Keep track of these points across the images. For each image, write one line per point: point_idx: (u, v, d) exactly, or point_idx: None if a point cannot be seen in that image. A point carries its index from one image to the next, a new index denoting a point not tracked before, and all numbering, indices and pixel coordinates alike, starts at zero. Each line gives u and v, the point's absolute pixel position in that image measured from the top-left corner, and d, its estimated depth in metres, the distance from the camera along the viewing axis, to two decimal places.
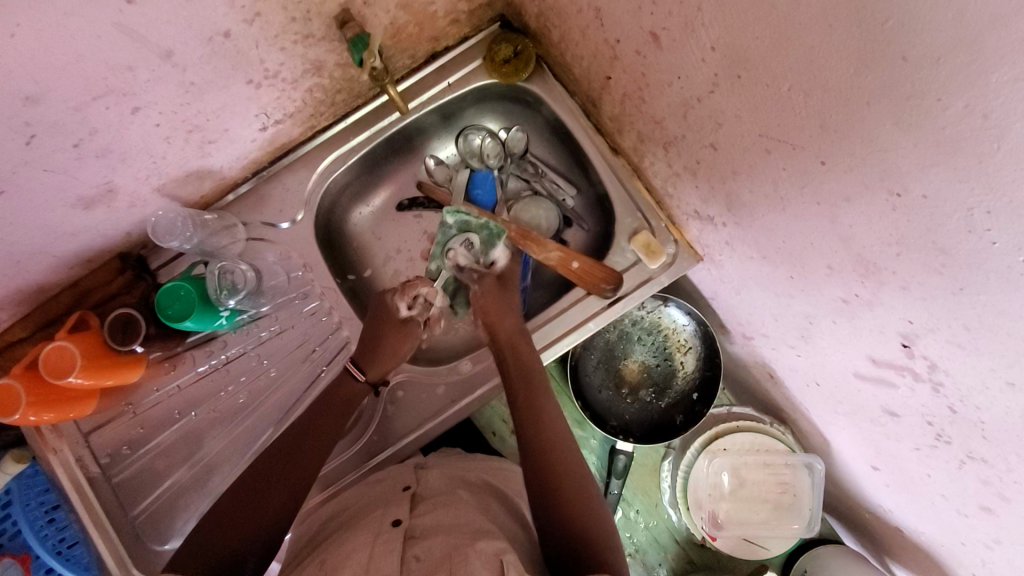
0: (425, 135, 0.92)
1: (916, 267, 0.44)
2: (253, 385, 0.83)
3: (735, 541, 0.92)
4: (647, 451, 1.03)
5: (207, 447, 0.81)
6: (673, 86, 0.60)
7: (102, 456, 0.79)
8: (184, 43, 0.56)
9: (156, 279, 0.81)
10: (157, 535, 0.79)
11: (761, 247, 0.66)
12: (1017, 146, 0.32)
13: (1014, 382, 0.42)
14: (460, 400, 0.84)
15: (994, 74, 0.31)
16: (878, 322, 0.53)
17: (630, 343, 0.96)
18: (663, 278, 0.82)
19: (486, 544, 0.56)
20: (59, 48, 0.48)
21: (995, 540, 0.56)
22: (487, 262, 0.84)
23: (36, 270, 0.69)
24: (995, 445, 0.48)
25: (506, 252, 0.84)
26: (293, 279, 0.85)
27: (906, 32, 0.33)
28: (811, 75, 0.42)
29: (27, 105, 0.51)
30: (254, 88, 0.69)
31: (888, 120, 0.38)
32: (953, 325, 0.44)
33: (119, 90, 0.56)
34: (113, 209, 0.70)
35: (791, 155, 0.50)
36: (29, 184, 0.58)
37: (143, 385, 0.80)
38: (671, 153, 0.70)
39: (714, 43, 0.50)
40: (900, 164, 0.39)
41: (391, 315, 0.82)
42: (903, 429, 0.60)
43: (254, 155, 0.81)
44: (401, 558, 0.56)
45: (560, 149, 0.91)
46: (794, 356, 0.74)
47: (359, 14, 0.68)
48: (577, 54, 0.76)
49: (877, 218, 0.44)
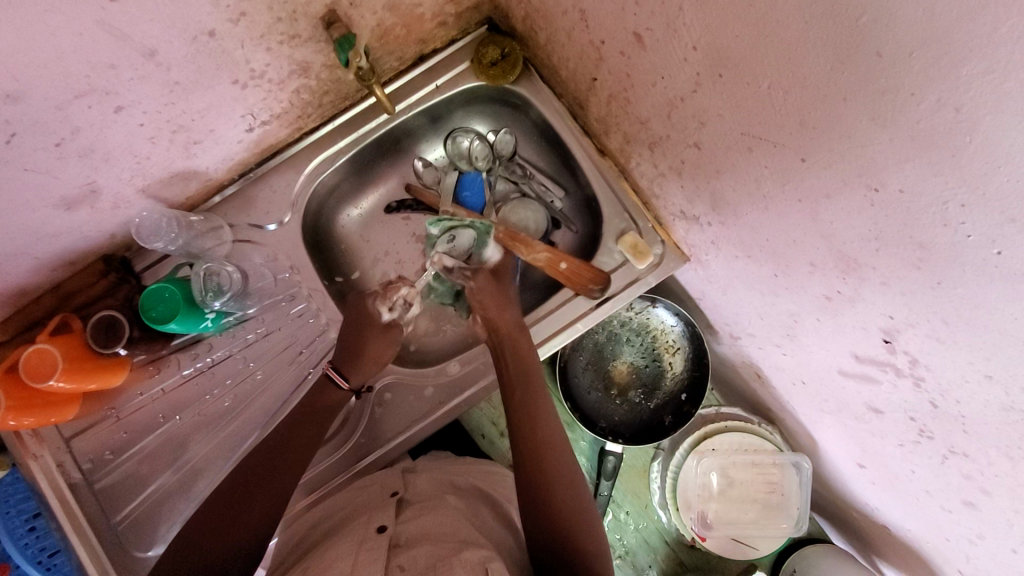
0: (412, 137, 0.92)
1: (896, 262, 0.44)
2: (238, 389, 0.82)
3: (724, 541, 0.92)
4: (636, 452, 1.03)
5: (191, 451, 0.80)
6: (658, 86, 0.61)
7: (84, 462, 0.78)
8: (168, 42, 0.56)
9: (141, 281, 0.80)
10: (139, 541, 0.77)
11: (746, 246, 0.66)
12: (987, 139, 0.32)
13: (992, 374, 0.42)
14: (448, 401, 0.83)
15: (964, 68, 0.32)
16: (860, 318, 0.53)
17: (619, 344, 0.96)
18: (650, 278, 0.82)
19: (472, 553, 0.56)
20: (41, 45, 0.48)
21: (978, 534, 0.56)
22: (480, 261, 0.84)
23: (17, 272, 0.69)
24: (976, 438, 0.49)
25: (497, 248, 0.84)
26: (280, 281, 0.85)
27: (879, 28, 0.34)
28: (789, 72, 0.43)
29: (8, 102, 0.50)
30: (239, 89, 0.68)
31: (865, 116, 0.39)
32: (932, 319, 0.45)
33: (103, 88, 0.56)
34: (96, 210, 0.69)
35: (772, 152, 0.50)
36: (11, 183, 0.58)
37: (128, 388, 0.79)
38: (657, 153, 0.71)
39: (696, 42, 0.50)
40: (877, 160, 0.40)
41: (373, 320, 0.81)
42: (887, 425, 0.61)
43: (240, 157, 0.80)
44: (385, 566, 0.56)
45: (548, 152, 0.91)
46: (780, 355, 0.75)
47: (345, 16, 0.68)
48: (563, 56, 0.77)
49: (857, 215, 0.45)
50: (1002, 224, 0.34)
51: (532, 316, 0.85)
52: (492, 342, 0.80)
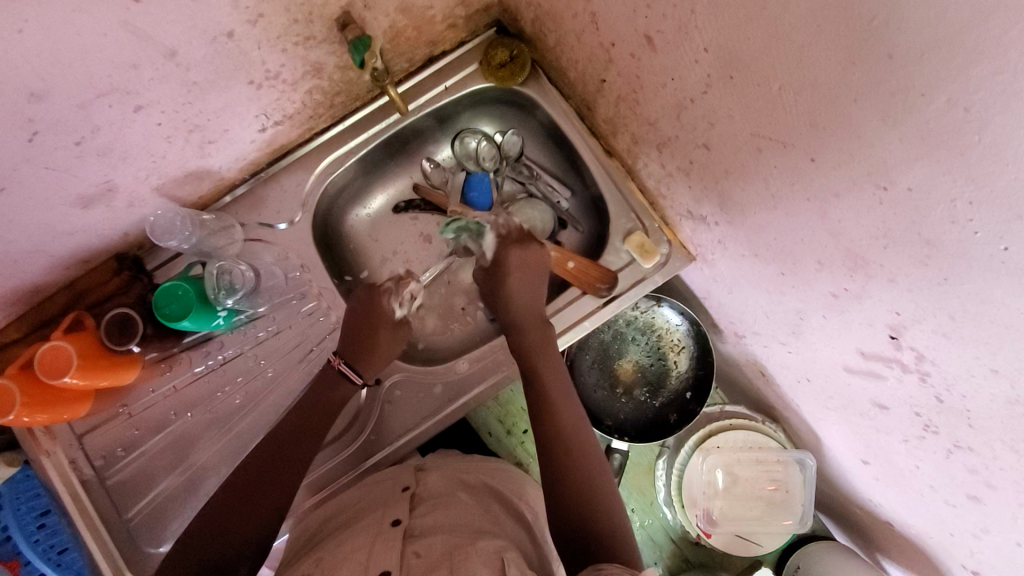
0: (421, 138, 0.93)
1: (904, 259, 0.45)
2: (249, 386, 0.83)
3: (729, 537, 0.93)
4: (642, 450, 1.05)
5: (202, 448, 0.81)
6: (667, 87, 0.62)
7: (96, 458, 0.78)
8: (188, 43, 0.57)
9: (152, 279, 0.80)
10: (151, 537, 0.78)
11: (752, 245, 0.67)
12: (996, 139, 0.34)
13: (999, 368, 0.43)
14: (456, 399, 0.84)
15: (973, 69, 0.33)
16: (867, 315, 0.54)
17: (625, 343, 0.97)
18: (657, 277, 0.83)
19: (487, 543, 0.57)
20: (67, 45, 0.49)
21: (983, 528, 0.58)
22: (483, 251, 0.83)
23: (33, 270, 0.69)
24: (981, 432, 0.50)
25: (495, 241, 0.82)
26: (292, 279, 0.86)
27: (891, 31, 0.35)
28: (801, 74, 0.44)
29: (32, 101, 0.51)
30: (254, 89, 0.69)
31: (875, 116, 0.40)
32: (938, 315, 0.46)
33: (124, 87, 0.57)
34: (112, 208, 0.70)
35: (781, 152, 0.52)
36: (31, 181, 0.59)
37: (139, 385, 0.80)
38: (665, 154, 0.72)
39: (708, 44, 0.52)
40: (886, 159, 0.41)
41: (384, 317, 0.82)
42: (892, 421, 0.62)
43: (252, 156, 0.81)
44: (402, 554, 0.57)
45: (555, 153, 0.92)
46: (784, 353, 0.76)
47: (360, 17, 0.69)
48: (572, 57, 0.78)
49: (865, 213, 0.46)
50: (1009, 221, 0.36)
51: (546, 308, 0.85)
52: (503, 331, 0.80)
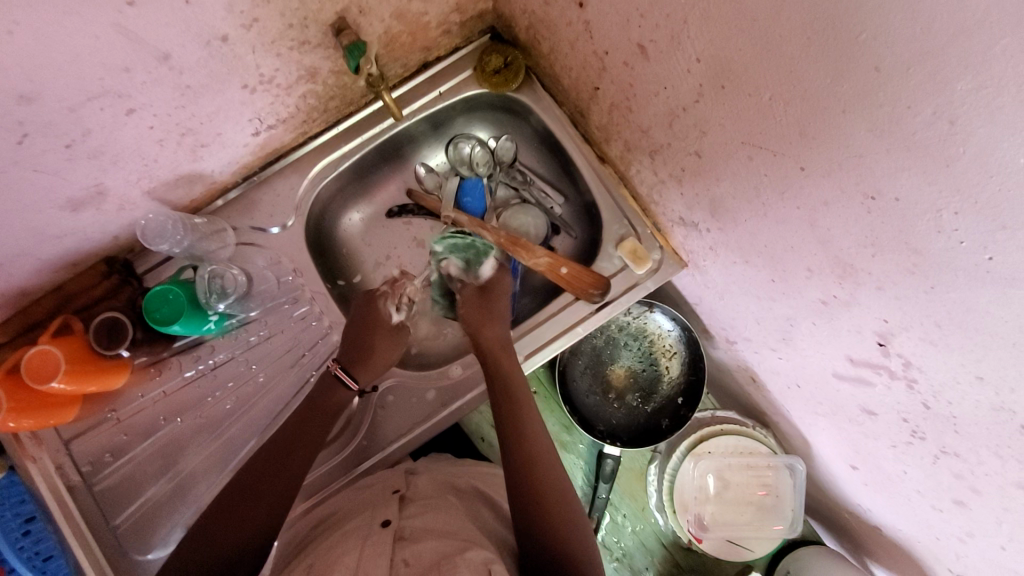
0: (414, 143, 0.93)
1: (890, 267, 0.46)
2: (240, 391, 0.82)
3: (720, 542, 0.94)
4: (633, 455, 1.04)
5: (190, 454, 0.80)
6: (660, 96, 0.63)
7: (83, 464, 0.77)
8: (182, 47, 0.57)
9: (143, 283, 0.80)
10: (138, 544, 0.77)
11: (744, 251, 0.68)
12: (980, 150, 0.34)
13: (983, 375, 0.44)
14: (449, 403, 0.84)
15: (957, 84, 0.33)
16: (856, 321, 0.55)
17: (617, 348, 0.98)
18: (649, 283, 0.84)
19: (476, 553, 0.56)
20: (58, 48, 0.49)
21: (968, 533, 0.58)
22: (474, 275, 0.84)
23: (21, 272, 0.68)
24: (966, 438, 0.51)
25: (494, 265, 0.84)
26: (284, 283, 0.85)
27: (879, 43, 0.36)
28: (791, 85, 0.45)
29: (22, 104, 0.51)
30: (248, 93, 0.69)
31: (862, 127, 0.41)
32: (925, 322, 0.46)
33: (115, 91, 0.57)
34: (102, 211, 0.70)
35: (772, 161, 0.52)
36: (20, 184, 0.58)
37: (127, 391, 0.79)
38: (657, 161, 0.73)
39: (700, 54, 0.52)
40: (874, 169, 0.42)
41: (382, 320, 0.83)
42: (880, 427, 0.62)
43: (245, 160, 0.81)
44: (390, 561, 0.56)
45: (547, 159, 0.93)
46: (775, 359, 0.77)
47: (354, 23, 0.69)
48: (566, 65, 0.78)
49: (854, 221, 0.47)
50: (993, 231, 0.36)
51: (540, 313, 0.85)
52: (492, 339, 0.79)
